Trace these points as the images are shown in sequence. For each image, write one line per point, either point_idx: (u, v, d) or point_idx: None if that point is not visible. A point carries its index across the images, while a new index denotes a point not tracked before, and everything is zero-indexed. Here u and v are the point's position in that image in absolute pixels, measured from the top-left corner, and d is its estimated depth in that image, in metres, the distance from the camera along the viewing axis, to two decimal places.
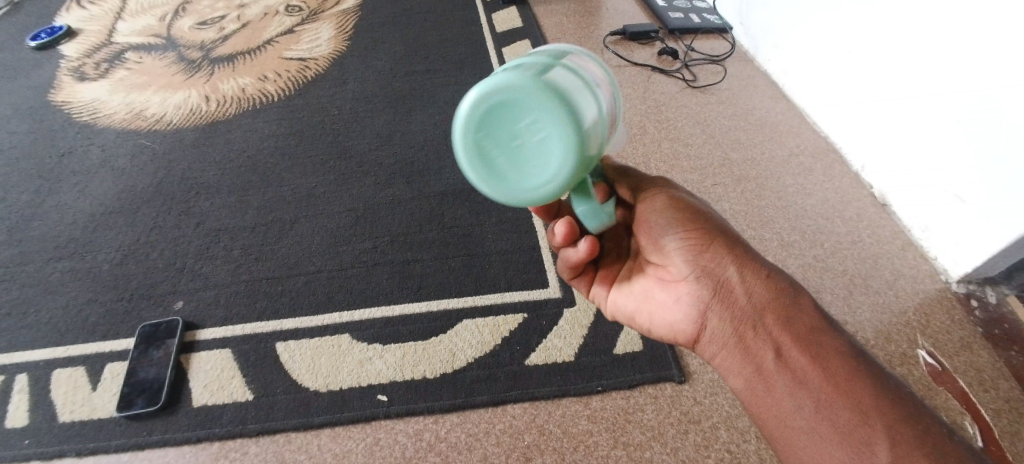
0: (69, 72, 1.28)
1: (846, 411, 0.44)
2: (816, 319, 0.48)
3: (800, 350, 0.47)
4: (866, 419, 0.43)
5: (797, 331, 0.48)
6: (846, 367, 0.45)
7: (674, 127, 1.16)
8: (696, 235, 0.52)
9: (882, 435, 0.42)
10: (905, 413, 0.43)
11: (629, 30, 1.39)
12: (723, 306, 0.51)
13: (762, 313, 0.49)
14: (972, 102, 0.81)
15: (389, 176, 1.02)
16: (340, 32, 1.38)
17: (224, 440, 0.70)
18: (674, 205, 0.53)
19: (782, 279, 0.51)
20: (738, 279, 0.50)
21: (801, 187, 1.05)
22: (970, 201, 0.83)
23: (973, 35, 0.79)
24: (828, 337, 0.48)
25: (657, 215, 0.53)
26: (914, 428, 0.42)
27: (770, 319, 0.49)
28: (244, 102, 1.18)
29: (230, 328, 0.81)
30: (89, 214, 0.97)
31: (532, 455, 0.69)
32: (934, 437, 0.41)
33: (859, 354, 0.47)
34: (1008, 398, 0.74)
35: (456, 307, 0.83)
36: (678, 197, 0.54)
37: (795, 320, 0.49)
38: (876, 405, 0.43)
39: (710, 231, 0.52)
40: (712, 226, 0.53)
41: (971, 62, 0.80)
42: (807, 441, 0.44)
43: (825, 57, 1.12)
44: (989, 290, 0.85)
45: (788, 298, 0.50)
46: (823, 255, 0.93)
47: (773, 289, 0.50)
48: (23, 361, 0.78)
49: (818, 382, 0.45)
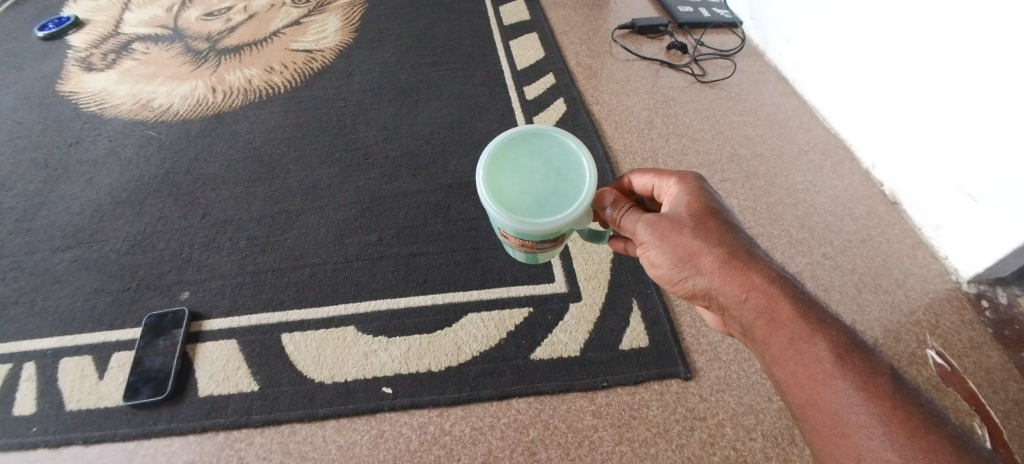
0: (76, 62, 1.29)
1: (825, 412, 0.44)
2: (794, 327, 0.47)
3: (782, 360, 0.48)
4: (842, 420, 0.43)
5: (779, 345, 0.48)
6: (826, 371, 0.45)
7: (682, 122, 1.14)
8: (683, 261, 0.52)
9: (857, 435, 0.42)
10: (878, 416, 0.42)
11: (638, 24, 1.37)
12: (726, 319, 0.53)
13: (750, 329, 0.50)
14: (988, 107, 0.79)
15: (396, 168, 1.02)
16: (347, 24, 1.38)
17: (230, 430, 0.71)
18: (658, 246, 0.53)
19: (762, 293, 0.49)
20: (723, 302, 0.52)
21: (810, 184, 1.03)
22: (981, 200, 0.82)
23: (999, 44, 0.77)
24: (807, 344, 0.46)
25: (651, 255, 0.54)
26: (887, 426, 0.42)
27: (756, 336, 0.50)
28: (250, 93, 1.18)
29: (235, 319, 0.81)
30: (95, 204, 0.97)
31: (536, 449, 0.69)
32: (902, 431, 0.41)
33: (836, 354, 0.45)
34: (1018, 400, 0.73)
35: (461, 300, 0.83)
36: (660, 240, 0.52)
37: (775, 334, 0.48)
38: (851, 408, 0.43)
39: (690, 257, 0.51)
40: (694, 250, 0.51)
41: (984, 64, 0.80)
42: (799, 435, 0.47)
43: (835, 51, 1.10)
44: (999, 291, 0.84)
45: (767, 314, 0.49)
46: (832, 252, 0.92)
47: (754, 308, 0.49)
48: (30, 350, 0.78)
49: (799, 388, 0.46)
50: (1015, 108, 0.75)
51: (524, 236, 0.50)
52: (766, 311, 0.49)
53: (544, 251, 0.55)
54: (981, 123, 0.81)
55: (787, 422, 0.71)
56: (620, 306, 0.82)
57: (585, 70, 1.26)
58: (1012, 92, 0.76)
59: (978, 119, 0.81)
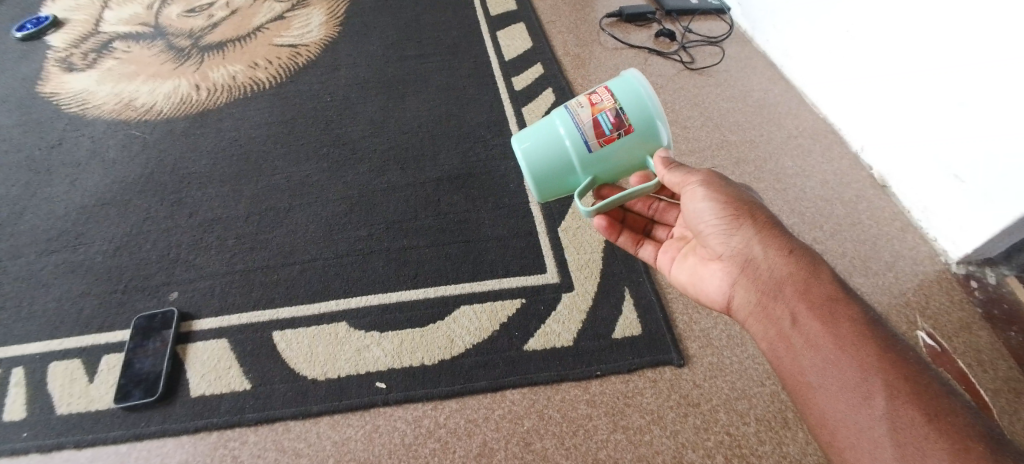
0: (56, 62, 1.26)
1: (841, 366, 0.48)
2: (832, 288, 0.52)
3: (814, 315, 0.51)
4: (866, 375, 0.47)
5: (812, 302, 0.52)
6: (850, 333, 0.49)
7: (671, 110, 1.14)
8: (725, 218, 0.56)
9: (880, 389, 0.46)
10: (901, 378, 0.46)
11: (626, 11, 1.36)
12: (753, 277, 0.56)
13: (776, 285, 0.54)
14: (982, 101, 0.79)
15: (384, 162, 1.01)
16: (331, 17, 1.36)
17: (223, 429, 0.70)
18: (711, 195, 0.56)
19: (805, 256, 0.54)
20: (763, 256, 0.55)
21: (799, 168, 1.04)
22: (969, 183, 0.82)
23: (983, 31, 0.77)
24: (840, 305, 0.51)
25: (695, 204, 0.57)
26: (910, 383, 0.46)
27: (790, 292, 0.53)
28: (235, 90, 1.16)
29: (225, 319, 0.80)
30: (80, 206, 0.96)
31: (531, 440, 0.69)
32: (920, 391, 0.45)
33: (864, 318, 0.50)
34: (1006, 378, 0.74)
35: (453, 293, 0.82)
36: (715, 192, 0.56)
37: (813, 290, 0.52)
38: (869, 368, 0.47)
39: (738, 214, 0.56)
40: (740, 206, 0.56)
41: (982, 58, 0.78)
42: (797, 389, 0.52)
43: (823, 37, 1.11)
44: (988, 271, 0.85)
45: (808, 272, 0.53)
46: (822, 236, 0.93)
47: (794, 266, 0.54)
48: (18, 355, 0.77)
49: (818, 343, 0.50)
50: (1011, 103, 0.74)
51: (633, 98, 0.54)
52: (807, 271, 0.53)
53: (591, 129, 0.54)
54: (965, 109, 0.81)
55: (779, 406, 0.72)
56: (613, 295, 0.82)
57: (573, 59, 1.26)
58: (996, 80, 0.76)
59: (962, 105, 0.82)
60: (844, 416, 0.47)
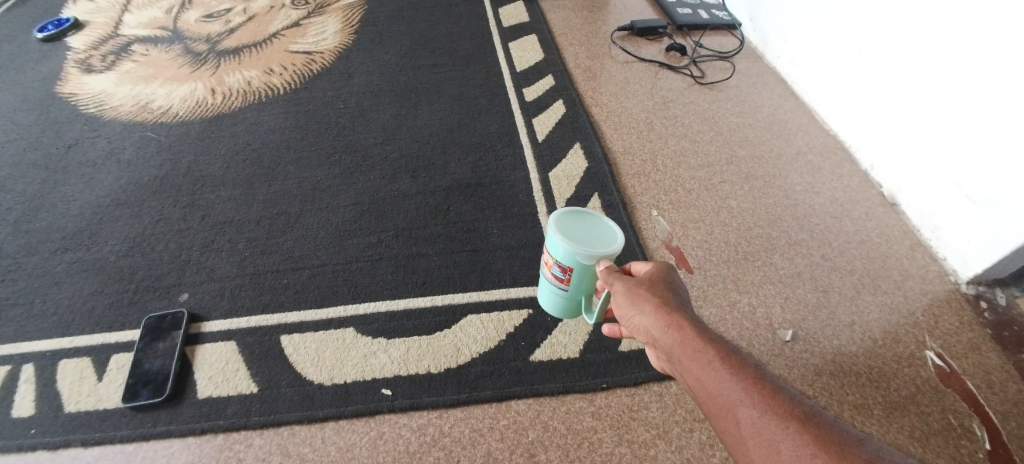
0: (76, 63, 1.29)
1: (747, 418, 0.38)
2: (712, 357, 0.42)
3: (705, 395, 0.42)
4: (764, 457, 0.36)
5: (698, 376, 0.42)
6: (741, 411, 0.39)
7: (681, 124, 1.15)
8: (634, 282, 0.52)
9: None
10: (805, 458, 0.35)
11: (637, 25, 1.38)
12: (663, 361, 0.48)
13: (680, 324, 0.46)
14: (983, 106, 0.80)
15: (395, 170, 1.02)
16: (346, 26, 1.38)
17: (229, 432, 0.70)
18: (618, 294, 0.53)
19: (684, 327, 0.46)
20: (655, 337, 0.48)
21: (808, 185, 1.04)
22: (978, 200, 0.82)
23: (990, 44, 0.78)
24: (724, 375, 0.41)
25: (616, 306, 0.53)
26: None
27: (681, 369, 0.44)
28: (249, 95, 1.18)
29: (235, 321, 0.81)
30: (95, 205, 0.97)
31: (536, 451, 0.68)
32: None
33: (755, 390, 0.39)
34: (1016, 401, 0.73)
35: (461, 301, 0.83)
36: (617, 288, 0.53)
37: (696, 362, 0.43)
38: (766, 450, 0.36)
39: (636, 301, 0.50)
40: (636, 296, 0.51)
41: (988, 71, 0.79)
42: (722, 423, 0.40)
43: (833, 53, 1.11)
44: (998, 292, 0.85)
45: (689, 342, 0.44)
46: (831, 254, 0.92)
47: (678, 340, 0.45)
48: (28, 352, 0.78)
49: (722, 427, 0.40)
50: (1011, 105, 0.75)
51: (557, 247, 0.59)
52: (687, 343, 0.44)
53: (552, 281, 0.66)
54: (971, 118, 0.82)
55: None
56: None
57: (584, 72, 1.27)
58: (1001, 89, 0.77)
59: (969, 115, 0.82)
60: (765, 439, 0.37)
